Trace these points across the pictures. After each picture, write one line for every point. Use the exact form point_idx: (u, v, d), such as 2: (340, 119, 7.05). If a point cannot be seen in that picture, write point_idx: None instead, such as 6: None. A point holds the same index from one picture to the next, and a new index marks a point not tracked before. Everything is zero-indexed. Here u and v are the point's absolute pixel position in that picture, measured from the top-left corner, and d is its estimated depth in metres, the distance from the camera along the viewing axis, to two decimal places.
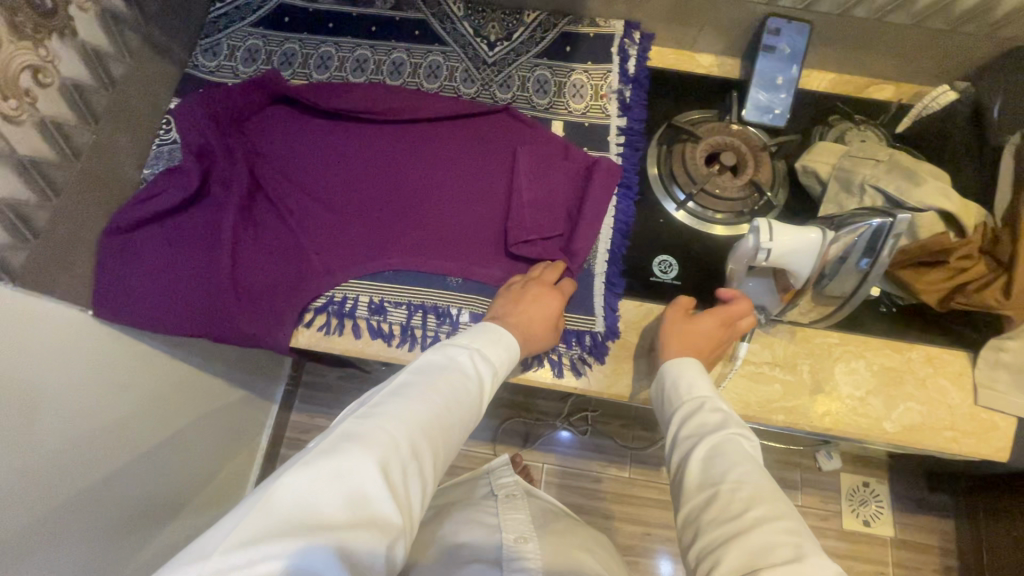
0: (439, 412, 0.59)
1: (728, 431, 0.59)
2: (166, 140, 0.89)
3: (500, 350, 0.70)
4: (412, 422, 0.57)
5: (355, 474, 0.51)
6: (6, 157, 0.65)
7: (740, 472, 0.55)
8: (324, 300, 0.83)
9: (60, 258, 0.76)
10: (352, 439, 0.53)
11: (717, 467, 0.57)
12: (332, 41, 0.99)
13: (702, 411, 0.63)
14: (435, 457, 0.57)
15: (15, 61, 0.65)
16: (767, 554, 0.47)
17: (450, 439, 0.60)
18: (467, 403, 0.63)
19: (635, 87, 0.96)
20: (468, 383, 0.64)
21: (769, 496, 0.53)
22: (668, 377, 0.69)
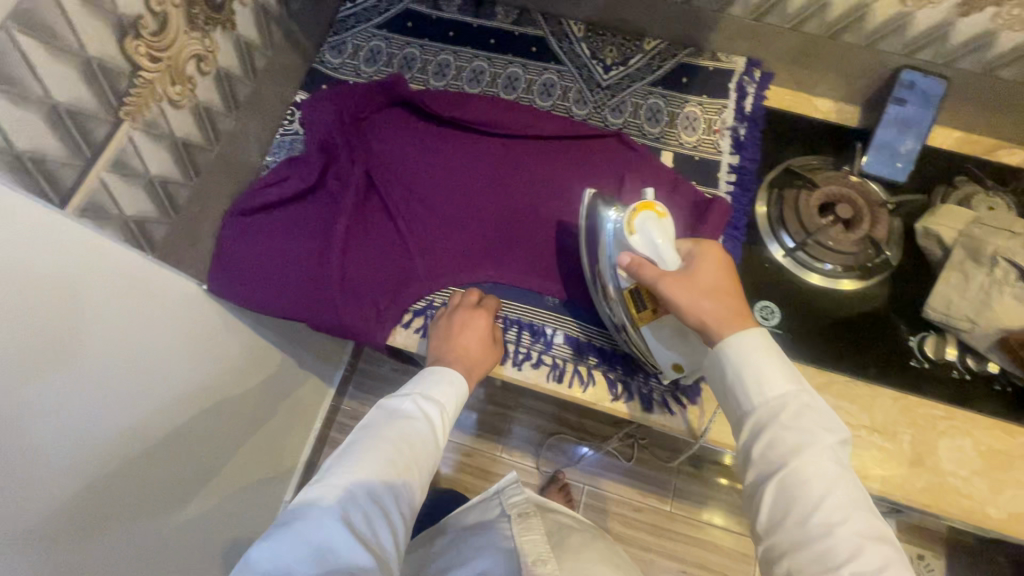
0: (397, 459, 0.62)
1: (813, 455, 0.51)
2: (289, 131, 0.93)
3: (447, 387, 0.72)
4: (366, 474, 0.60)
5: (324, 532, 0.54)
6: (163, 137, 0.69)
7: (830, 513, 0.49)
8: (424, 304, 0.86)
9: (190, 235, 0.79)
10: (309, 504, 0.57)
11: (799, 495, 0.50)
12: (451, 50, 1.01)
13: (776, 427, 0.53)
14: (398, 498, 0.61)
15: (185, 49, 0.68)
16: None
17: (412, 479, 0.63)
18: (421, 442, 0.66)
19: (750, 126, 0.94)
20: (416, 424, 0.67)
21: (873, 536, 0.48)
22: (729, 368, 0.57)
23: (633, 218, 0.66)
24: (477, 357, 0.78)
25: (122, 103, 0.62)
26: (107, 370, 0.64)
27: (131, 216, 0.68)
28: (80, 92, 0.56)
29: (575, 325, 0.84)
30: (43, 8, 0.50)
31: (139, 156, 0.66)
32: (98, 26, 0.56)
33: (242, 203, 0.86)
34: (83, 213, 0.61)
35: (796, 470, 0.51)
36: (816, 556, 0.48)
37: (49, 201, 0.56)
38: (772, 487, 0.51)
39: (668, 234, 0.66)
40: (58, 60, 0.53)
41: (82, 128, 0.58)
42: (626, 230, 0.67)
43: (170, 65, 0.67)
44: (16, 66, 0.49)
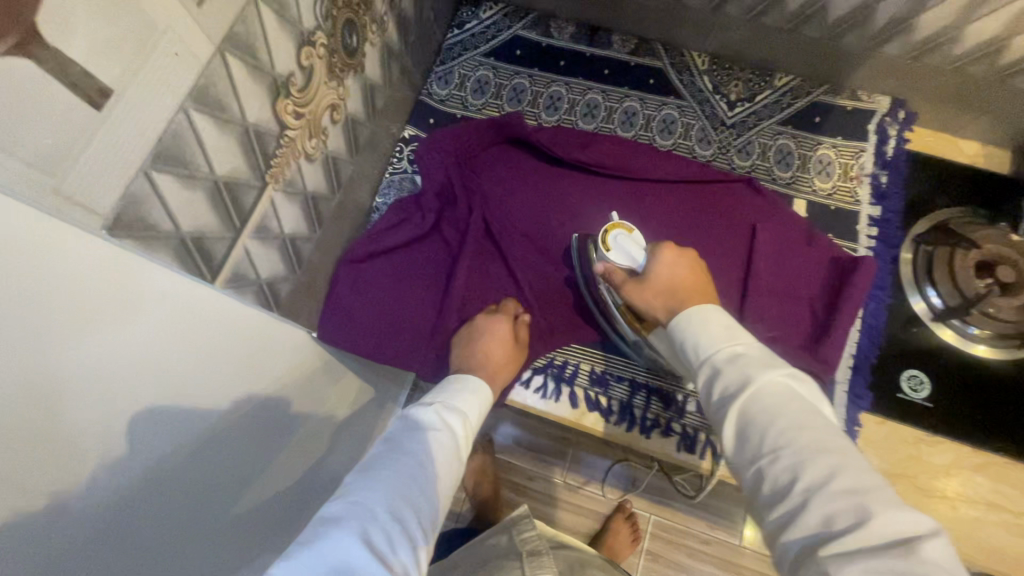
0: (415, 473, 0.54)
1: (762, 389, 0.47)
2: (398, 170, 0.90)
3: (471, 401, 0.66)
4: (386, 485, 0.51)
5: (339, 544, 0.45)
6: (297, 194, 0.65)
7: (817, 441, 0.43)
8: (545, 362, 0.81)
9: (310, 287, 0.76)
10: (329, 522, 0.47)
11: (750, 437, 0.45)
12: (563, 81, 0.95)
13: (739, 358, 0.50)
14: (422, 517, 0.51)
15: (323, 101, 0.63)
16: (839, 528, 0.37)
17: (433, 498, 0.54)
18: (443, 458, 0.57)
19: (893, 172, 0.87)
20: (439, 437, 0.59)
21: (841, 459, 0.41)
22: (678, 339, 0.56)
23: (605, 236, 0.70)
24: (501, 362, 0.73)
25: (269, 166, 0.57)
26: (195, 383, 0.51)
27: (266, 278, 0.64)
28: (237, 162, 0.52)
29: (597, 355, 0.82)
30: (215, 82, 0.46)
31: (277, 218, 0.62)
32: (257, 91, 0.51)
33: (355, 250, 0.82)
34: (228, 284, 0.57)
35: (746, 402, 0.46)
36: (783, 488, 0.42)
37: (202, 276, 0.52)
38: (728, 423, 0.47)
39: (643, 248, 0.70)
40: (222, 132, 0.49)
41: (235, 199, 0.54)
42: (601, 248, 0.71)
43: (310, 120, 0.62)
44: (188, 145, 0.45)
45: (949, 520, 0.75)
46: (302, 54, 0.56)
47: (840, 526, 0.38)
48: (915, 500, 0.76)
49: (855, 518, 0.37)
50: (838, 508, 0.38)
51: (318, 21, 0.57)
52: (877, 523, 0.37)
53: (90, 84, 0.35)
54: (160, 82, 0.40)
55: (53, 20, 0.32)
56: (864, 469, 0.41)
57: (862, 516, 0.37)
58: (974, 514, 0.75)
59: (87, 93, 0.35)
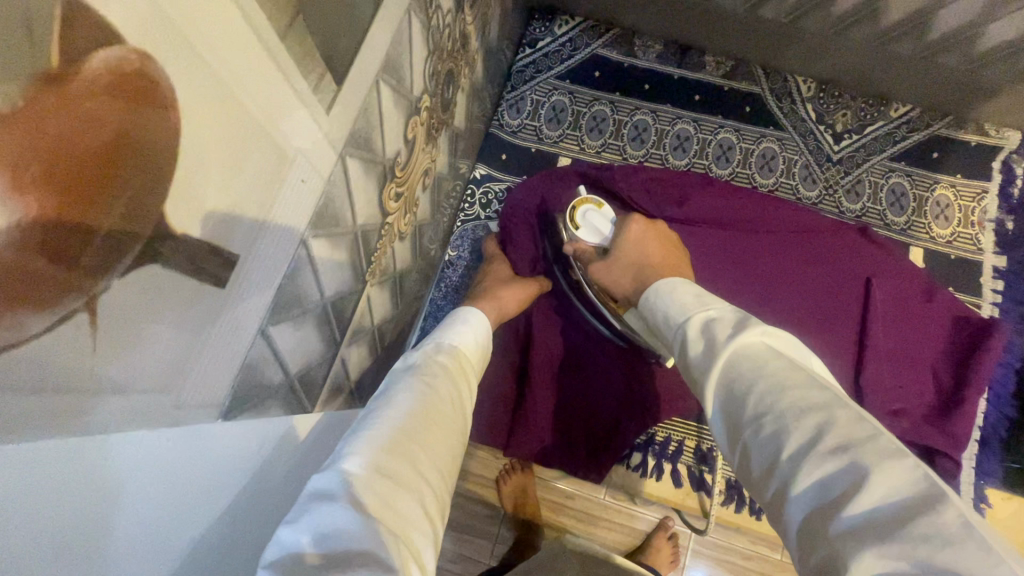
0: (421, 417, 0.39)
1: (738, 353, 0.35)
2: (470, 216, 0.81)
3: (462, 329, 0.52)
4: (387, 434, 0.36)
5: (326, 524, 0.30)
6: (389, 279, 0.55)
7: (802, 396, 0.31)
8: (644, 437, 0.74)
9: (388, 364, 0.67)
10: (319, 496, 0.32)
11: (741, 393, 0.34)
12: (649, 108, 0.84)
13: (711, 327, 0.39)
14: (429, 461, 0.37)
15: (419, 169, 0.53)
16: (836, 496, 0.27)
17: (443, 439, 0.39)
18: (448, 399, 0.42)
19: (1020, 217, 0.79)
20: (434, 374, 0.44)
21: (826, 405, 0.30)
22: (650, 316, 0.46)
23: (573, 213, 0.61)
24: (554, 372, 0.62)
25: (370, 262, 0.48)
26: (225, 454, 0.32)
27: (355, 378, 0.55)
28: (345, 275, 0.42)
29: (684, 427, 0.75)
30: (335, 195, 0.36)
31: (371, 312, 0.53)
32: (369, 186, 0.41)
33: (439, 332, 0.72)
34: (325, 405, 0.48)
35: (723, 371, 0.35)
36: (767, 455, 0.30)
37: (303, 409, 0.43)
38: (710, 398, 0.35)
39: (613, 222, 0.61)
40: (335, 248, 0.39)
41: (340, 314, 0.44)
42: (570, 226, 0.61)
43: (407, 195, 0.52)
44: (304, 279, 0.35)
45: None
46: (408, 126, 0.46)
47: (840, 494, 0.27)
48: None
49: (851, 485, 0.26)
50: (832, 470, 0.27)
51: (425, 82, 0.47)
52: (882, 490, 0.26)
53: (218, 260, 0.26)
54: (287, 226, 0.31)
55: (185, 201, 0.22)
56: (859, 417, 0.29)
57: (857, 481, 0.26)
58: None
59: (215, 275, 0.26)
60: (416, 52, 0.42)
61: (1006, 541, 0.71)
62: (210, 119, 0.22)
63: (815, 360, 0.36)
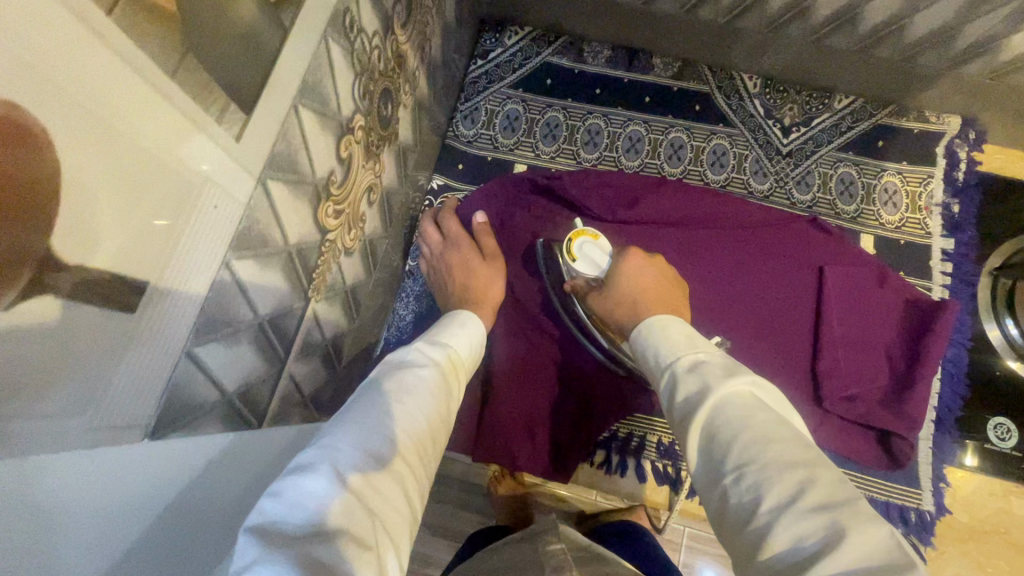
0: (411, 413, 0.38)
1: (716, 394, 0.37)
2: (429, 227, 0.82)
3: (461, 335, 0.51)
4: (376, 422, 0.36)
5: (311, 493, 0.29)
6: (338, 293, 0.56)
7: (782, 452, 0.33)
8: (608, 435, 0.76)
9: (350, 376, 0.68)
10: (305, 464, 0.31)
11: (723, 440, 0.35)
12: (601, 112, 0.86)
13: (700, 368, 0.40)
14: (411, 457, 0.36)
15: (361, 186, 0.55)
16: (812, 551, 0.28)
17: (427, 440, 0.38)
18: (438, 397, 0.42)
19: (965, 200, 0.81)
20: (428, 373, 0.43)
21: (804, 464, 0.32)
22: (639, 354, 0.46)
23: (568, 246, 0.60)
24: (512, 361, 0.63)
25: (312, 279, 0.49)
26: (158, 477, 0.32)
27: (310, 392, 0.56)
28: (281, 292, 0.44)
29: (647, 423, 0.76)
30: (258, 217, 0.37)
31: (320, 327, 0.54)
32: (299, 207, 0.43)
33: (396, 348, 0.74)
34: (276, 420, 0.49)
35: (707, 417, 0.36)
36: (746, 509, 0.31)
37: (249, 425, 0.44)
38: (693, 440, 0.36)
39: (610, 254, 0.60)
40: (265, 267, 0.40)
41: (281, 331, 0.46)
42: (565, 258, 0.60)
43: (349, 212, 0.54)
44: (230, 300, 0.37)
45: None
46: (341, 145, 0.48)
47: (812, 550, 0.28)
48: (1011, 560, 0.70)
49: (825, 542, 0.28)
50: (807, 527, 0.29)
51: (356, 102, 0.49)
52: (850, 549, 0.27)
53: (123, 287, 0.27)
54: (205, 246, 0.32)
55: (75, 233, 0.23)
56: (838, 479, 0.31)
57: (831, 538, 0.28)
58: None
59: (122, 300, 0.27)
60: (340, 75, 0.44)
61: (965, 518, 0.72)
62: (96, 154, 0.23)
63: (797, 419, 0.37)
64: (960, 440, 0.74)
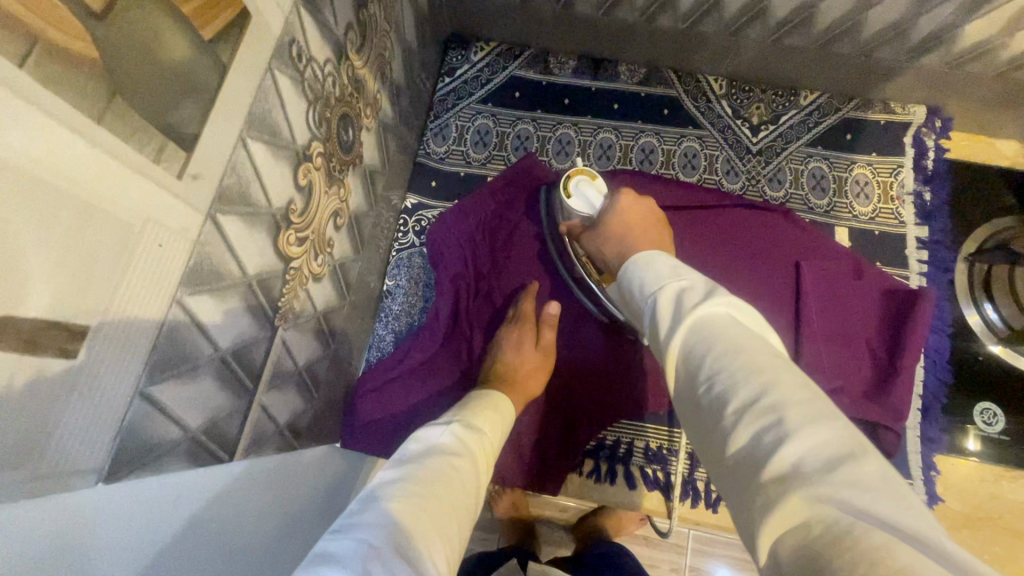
0: (432, 495, 0.42)
1: (696, 314, 0.36)
2: (405, 245, 0.81)
3: (487, 418, 0.55)
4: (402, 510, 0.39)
5: None
6: (309, 320, 0.56)
7: (752, 360, 0.32)
8: (595, 444, 0.75)
9: (330, 401, 0.68)
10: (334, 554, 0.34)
11: (697, 356, 0.34)
12: (571, 122, 0.87)
13: (682, 297, 0.39)
14: (437, 547, 0.39)
15: (325, 211, 0.55)
16: (769, 448, 0.28)
17: (451, 531, 0.41)
18: (464, 485, 0.46)
19: (936, 188, 0.81)
20: (454, 464, 0.47)
21: (772, 370, 0.31)
22: (626, 290, 0.46)
23: (564, 183, 0.63)
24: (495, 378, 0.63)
25: (277, 308, 0.49)
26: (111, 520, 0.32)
27: (286, 421, 0.56)
28: (243, 324, 0.44)
29: (633, 428, 0.76)
30: (210, 252, 0.37)
31: (291, 355, 0.54)
32: (256, 238, 0.43)
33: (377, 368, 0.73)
34: (248, 452, 0.49)
35: (685, 338, 0.36)
36: (716, 413, 0.31)
37: (219, 460, 0.44)
38: (670, 359, 0.36)
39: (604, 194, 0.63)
40: (222, 301, 0.40)
41: (247, 362, 0.45)
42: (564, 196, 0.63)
43: (314, 238, 0.54)
44: (186, 336, 0.37)
45: None
46: (299, 173, 0.48)
47: (771, 446, 0.28)
48: (1007, 547, 0.69)
49: (784, 437, 0.27)
50: (769, 425, 0.28)
51: (312, 130, 0.49)
52: (808, 445, 0.27)
53: (60, 333, 0.27)
54: (151, 278, 0.32)
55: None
56: (802, 384, 0.31)
57: (789, 437, 0.27)
58: None
59: (59, 346, 0.27)
60: (291, 106, 0.44)
61: (959, 507, 0.72)
62: (15, 203, 0.23)
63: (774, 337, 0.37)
64: (948, 428, 0.73)
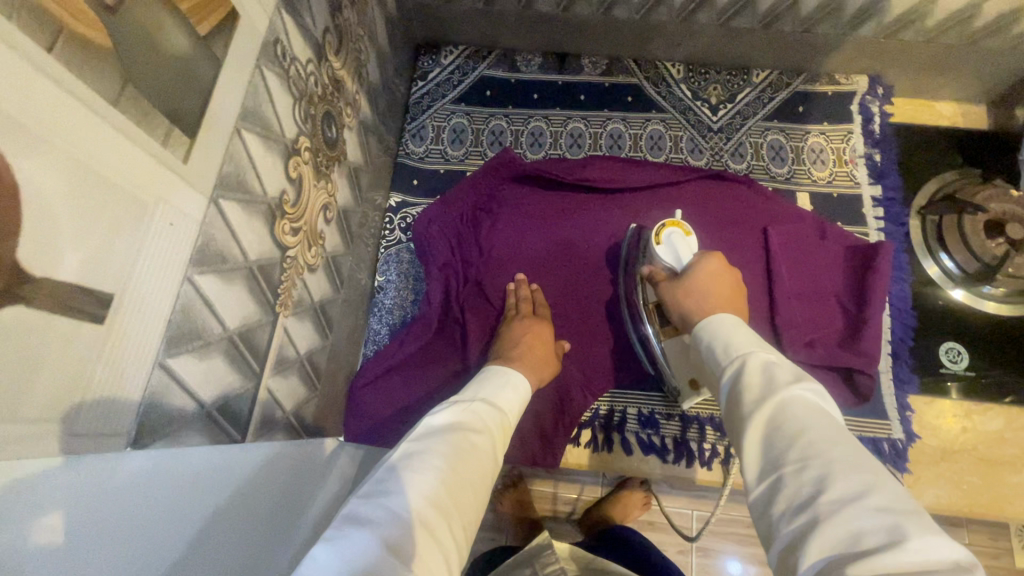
0: (447, 474, 0.44)
1: (777, 396, 0.40)
2: (392, 242, 0.84)
3: (508, 391, 0.57)
4: (418, 483, 0.42)
5: (356, 551, 0.36)
6: (306, 309, 0.59)
7: (848, 457, 0.35)
8: (589, 413, 0.77)
9: (331, 394, 0.70)
10: (356, 520, 0.39)
11: (787, 438, 0.37)
12: (541, 114, 0.91)
13: (770, 369, 0.43)
14: (450, 523, 0.42)
15: (315, 204, 0.58)
16: (867, 546, 0.30)
17: (466, 504, 0.44)
18: (483, 456, 0.48)
19: (884, 149, 0.87)
20: (475, 437, 0.48)
21: (867, 473, 0.34)
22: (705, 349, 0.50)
23: (659, 230, 0.66)
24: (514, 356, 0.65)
25: (277, 295, 0.52)
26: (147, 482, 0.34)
27: (291, 409, 0.58)
28: (247, 306, 0.46)
29: (627, 396, 0.78)
30: (215, 234, 0.40)
31: (293, 343, 0.56)
32: (255, 224, 0.46)
33: (374, 361, 0.76)
34: (259, 435, 0.51)
35: (773, 413, 0.39)
36: (805, 497, 0.34)
37: (232, 438, 0.46)
38: (753, 431, 0.39)
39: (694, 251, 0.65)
40: (228, 282, 0.43)
41: (252, 344, 0.48)
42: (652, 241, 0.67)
43: (307, 230, 0.57)
44: (197, 313, 0.39)
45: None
46: (289, 165, 0.51)
47: (869, 544, 0.30)
48: (983, 475, 0.74)
49: (886, 538, 0.30)
50: (866, 523, 0.31)
51: (299, 125, 0.52)
52: (907, 549, 0.29)
53: (90, 299, 0.29)
54: (165, 256, 0.35)
55: (37, 249, 0.26)
56: (895, 491, 0.33)
57: (890, 538, 0.30)
58: None
59: (88, 310, 0.29)
60: (279, 101, 0.48)
61: (935, 442, 0.76)
62: (48, 176, 0.26)
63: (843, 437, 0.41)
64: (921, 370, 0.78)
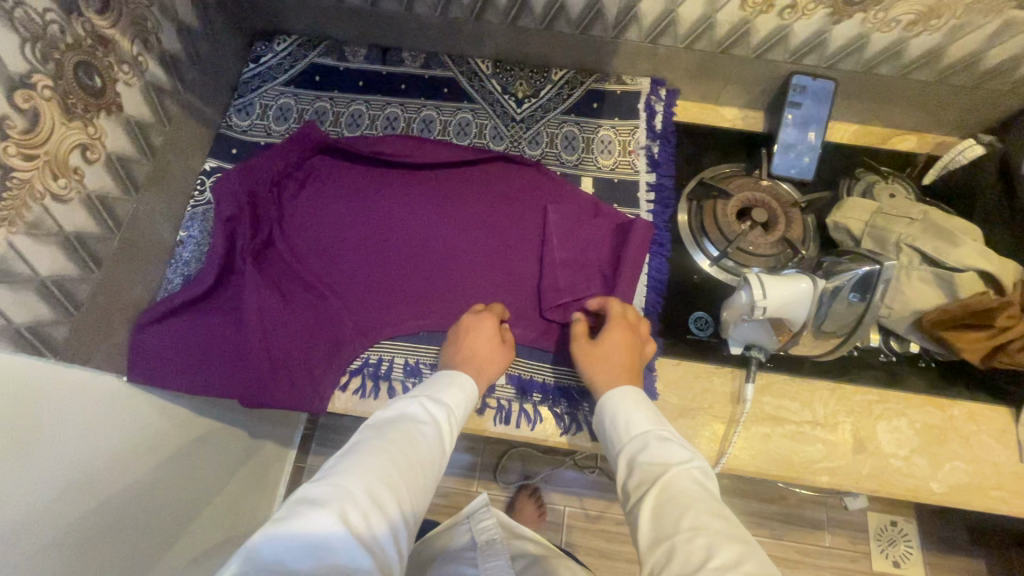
0: (401, 462, 0.55)
1: (671, 476, 0.54)
2: (201, 202, 0.90)
3: (456, 392, 0.66)
4: (369, 467, 0.53)
5: (313, 525, 0.46)
6: (53, 235, 0.66)
7: (708, 515, 0.50)
8: (359, 362, 0.82)
9: (99, 330, 0.74)
10: (308, 499, 0.49)
11: (668, 510, 0.51)
12: (363, 99, 1.00)
13: (653, 444, 0.58)
14: (402, 503, 0.53)
15: (66, 141, 0.67)
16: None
17: (417, 486, 0.55)
18: (430, 448, 0.58)
19: (663, 143, 0.97)
20: (422, 432, 0.59)
21: (723, 527, 0.48)
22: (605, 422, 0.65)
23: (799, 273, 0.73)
24: (484, 357, 0.74)
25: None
26: None
27: (24, 322, 0.64)
28: None
29: (396, 347, 0.83)
30: None
31: (24, 260, 0.63)
32: None
33: (153, 309, 0.81)
34: None
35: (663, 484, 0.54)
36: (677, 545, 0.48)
37: None
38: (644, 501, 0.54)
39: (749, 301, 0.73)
40: None
41: None
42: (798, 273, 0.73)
43: (49, 160, 0.65)
44: None
45: (745, 441, 0.80)
46: (16, 95, 0.60)
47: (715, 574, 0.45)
48: (714, 428, 0.80)
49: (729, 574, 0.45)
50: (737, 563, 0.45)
51: (32, 63, 0.62)
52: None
53: None
54: None
55: None
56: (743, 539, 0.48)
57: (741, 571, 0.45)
58: (770, 432, 0.80)
59: None
60: None
61: (674, 400, 0.82)
62: None
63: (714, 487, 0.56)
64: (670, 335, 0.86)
